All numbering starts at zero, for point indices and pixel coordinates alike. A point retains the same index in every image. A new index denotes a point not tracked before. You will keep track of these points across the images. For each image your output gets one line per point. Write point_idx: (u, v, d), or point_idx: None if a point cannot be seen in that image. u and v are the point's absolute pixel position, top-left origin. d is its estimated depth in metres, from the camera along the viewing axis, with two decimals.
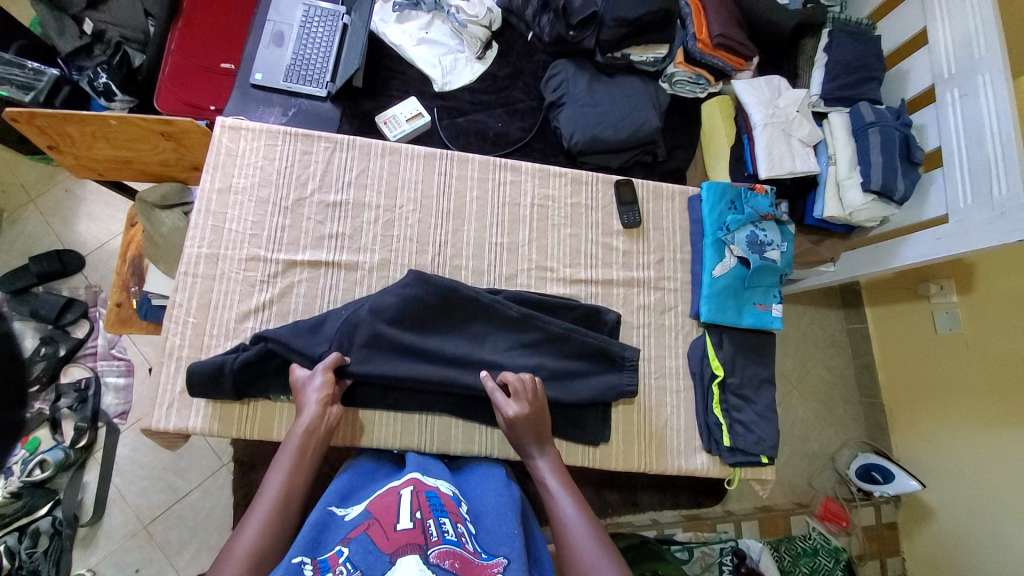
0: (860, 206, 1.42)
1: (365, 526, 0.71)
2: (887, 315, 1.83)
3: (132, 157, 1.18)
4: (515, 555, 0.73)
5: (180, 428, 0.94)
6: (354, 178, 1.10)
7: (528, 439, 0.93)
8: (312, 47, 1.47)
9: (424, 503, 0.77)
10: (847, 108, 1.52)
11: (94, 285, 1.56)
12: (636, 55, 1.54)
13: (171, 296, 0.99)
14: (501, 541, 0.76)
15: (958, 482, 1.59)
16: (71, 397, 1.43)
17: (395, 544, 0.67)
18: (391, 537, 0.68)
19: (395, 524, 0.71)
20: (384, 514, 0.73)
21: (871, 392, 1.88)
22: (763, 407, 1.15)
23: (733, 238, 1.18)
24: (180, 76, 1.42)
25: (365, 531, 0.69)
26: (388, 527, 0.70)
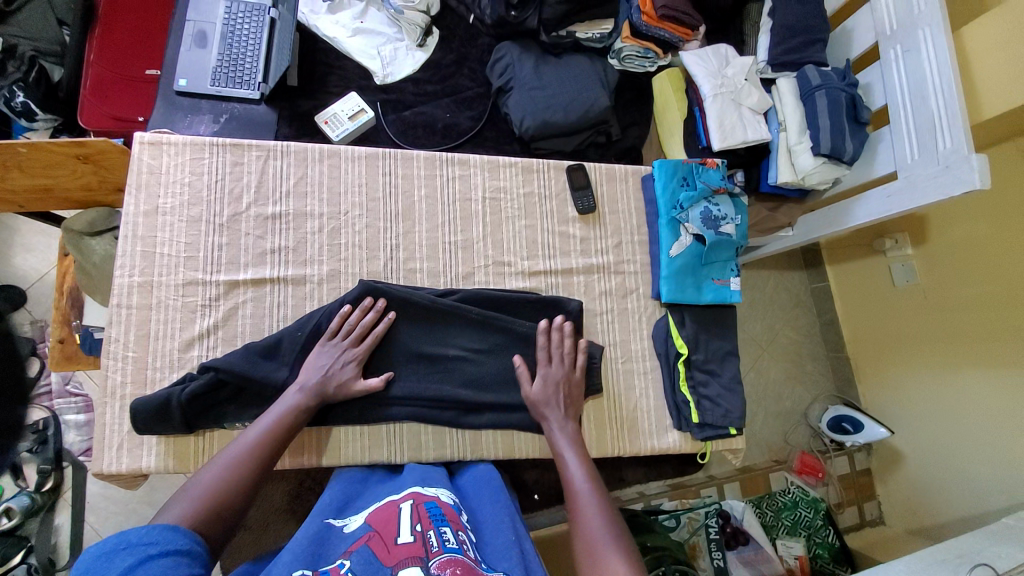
0: (811, 170, 1.44)
1: (365, 539, 0.71)
2: (848, 272, 1.89)
3: (51, 185, 1.09)
4: (513, 571, 0.72)
5: (134, 469, 0.90)
6: (293, 187, 1.05)
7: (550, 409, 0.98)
8: (239, 47, 1.37)
9: (424, 514, 0.76)
10: (793, 73, 1.52)
11: (40, 320, 1.47)
12: (581, 33, 1.51)
13: (106, 330, 0.93)
14: (508, 551, 0.75)
15: (926, 426, 1.66)
16: (31, 439, 1.37)
17: (395, 557, 0.66)
18: (392, 550, 0.68)
19: (396, 537, 0.70)
20: (386, 526, 0.73)
21: (835, 347, 1.94)
22: (729, 379, 1.17)
23: (688, 216, 1.18)
24: (102, 89, 1.33)
25: (366, 543, 0.70)
26: (389, 540, 0.70)
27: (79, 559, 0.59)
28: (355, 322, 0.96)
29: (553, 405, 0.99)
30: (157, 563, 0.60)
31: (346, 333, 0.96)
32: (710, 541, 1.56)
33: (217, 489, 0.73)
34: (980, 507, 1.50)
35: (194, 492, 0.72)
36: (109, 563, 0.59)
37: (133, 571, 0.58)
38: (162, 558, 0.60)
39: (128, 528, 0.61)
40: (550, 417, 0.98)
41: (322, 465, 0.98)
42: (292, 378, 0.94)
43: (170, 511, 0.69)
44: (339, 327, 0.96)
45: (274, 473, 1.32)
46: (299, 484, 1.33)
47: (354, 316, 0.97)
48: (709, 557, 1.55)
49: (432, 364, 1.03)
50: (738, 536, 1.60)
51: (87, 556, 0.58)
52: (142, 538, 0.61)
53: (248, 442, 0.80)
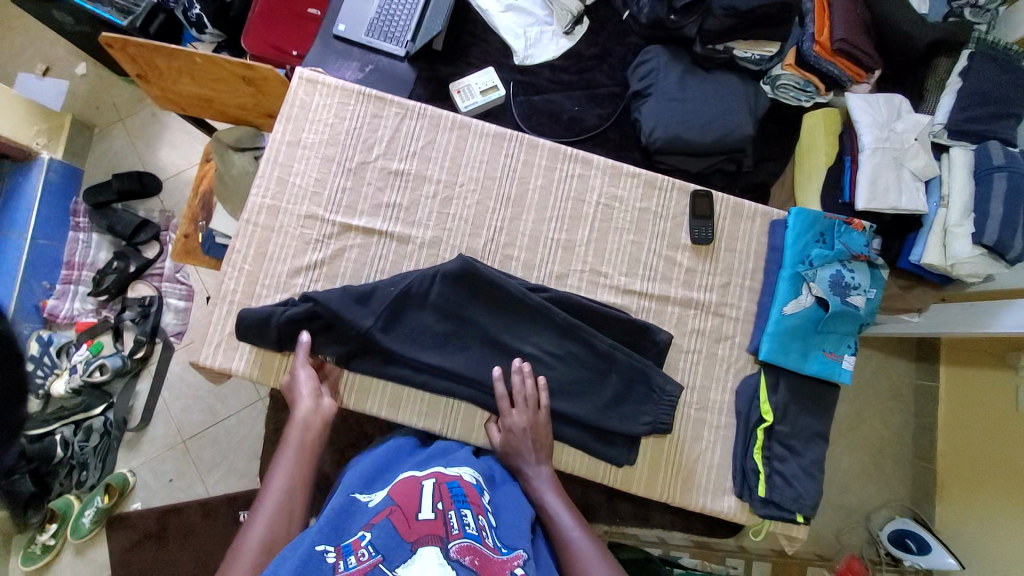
0: (966, 259, 1.25)
1: (387, 512, 0.70)
2: (963, 379, 1.62)
3: (212, 97, 1.20)
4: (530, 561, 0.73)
5: (224, 368, 0.97)
6: (420, 149, 1.07)
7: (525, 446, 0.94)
8: (398, 5, 1.43)
9: (446, 494, 0.76)
10: (972, 144, 1.32)
11: (167, 211, 1.64)
12: (740, 50, 1.40)
13: (232, 241, 1.01)
14: (519, 539, 0.76)
15: (1006, 568, 1.41)
16: (135, 310, 1.52)
17: (416, 533, 0.67)
18: (412, 525, 0.68)
19: (417, 513, 0.70)
20: (407, 501, 0.73)
21: (925, 457, 1.71)
22: (809, 463, 1.05)
23: (815, 275, 1.07)
24: (269, 17, 1.40)
25: (387, 517, 0.69)
26: (410, 515, 0.70)
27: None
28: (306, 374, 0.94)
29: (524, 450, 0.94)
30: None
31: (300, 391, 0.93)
32: None
33: (260, 559, 0.72)
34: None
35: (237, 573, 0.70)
36: None
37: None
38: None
39: None
40: (522, 465, 0.93)
41: (382, 417, 1.00)
42: (376, 327, 0.96)
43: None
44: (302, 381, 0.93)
45: None
46: None
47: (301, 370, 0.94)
48: None
49: (505, 355, 1.01)
50: None
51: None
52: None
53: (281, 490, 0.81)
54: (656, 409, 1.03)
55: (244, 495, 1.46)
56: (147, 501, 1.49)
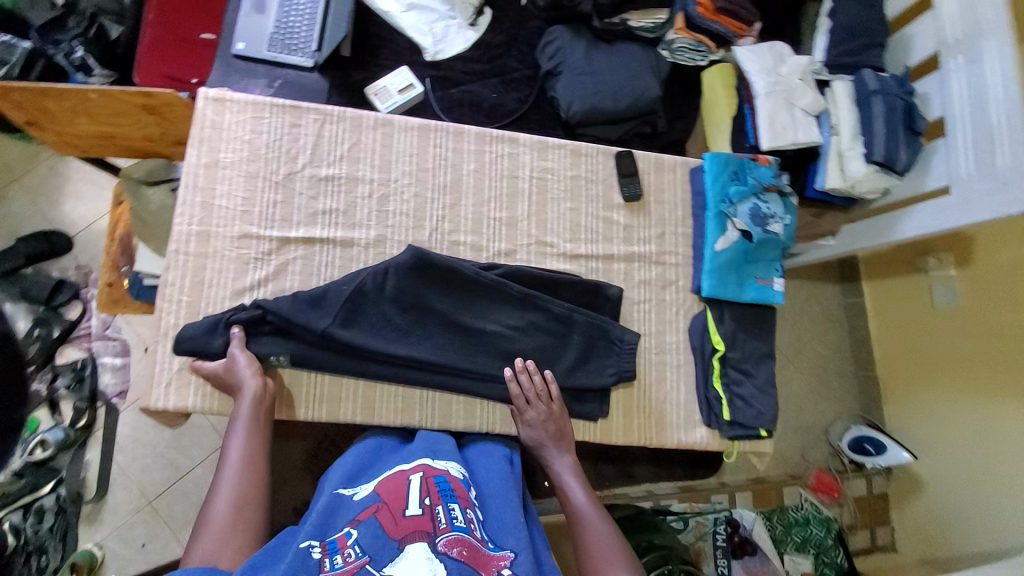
0: (862, 177, 1.40)
1: (374, 510, 0.72)
2: (886, 288, 1.83)
3: (114, 132, 1.13)
4: (521, 552, 0.75)
5: (180, 407, 0.93)
6: (346, 151, 1.06)
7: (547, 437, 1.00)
8: (297, 14, 1.39)
9: (433, 488, 0.77)
10: (850, 76, 1.48)
11: (85, 266, 1.51)
12: (634, 21, 1.49)
13: (163, 275, 0.96)
14: (508, 535, 0.77)
15: (949, 454, 1.62)
16: (68, 376, 1.42)
17: (403, 531, 0.69)
18: (400, 523, 0.70)
19: (404, 510, 0.72)
20: (394, 497, 0.74)
21: (866, 367, 1.88)
22: (763, 381, 1.15)
23: (736, 211, 1.16)
24: (160, 49, 1.37)
25: (374, 514, 0.71)
26: (397, 512, 0.72)
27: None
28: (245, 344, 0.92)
29: (550, 444, 1.00)
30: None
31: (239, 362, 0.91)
32: (717, 548, 1.57)
33: (232, 524, 0.77)
34: (998, 543, 1.49)
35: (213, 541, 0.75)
36: None
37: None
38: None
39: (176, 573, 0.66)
40: (550, 456, 0.99)
41: (357, 422, 0.99)
42: (334, 325, 0.95)
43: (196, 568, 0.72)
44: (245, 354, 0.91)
45: (295, 431, 1.35)
46: (318, 444, 1.35)
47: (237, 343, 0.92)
48: (715, 563, 1.56)
49: (470, 336, 1.03)
50: (745, 545, 1.58)
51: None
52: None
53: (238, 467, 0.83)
54: (620, 359, 1.09)
55: None
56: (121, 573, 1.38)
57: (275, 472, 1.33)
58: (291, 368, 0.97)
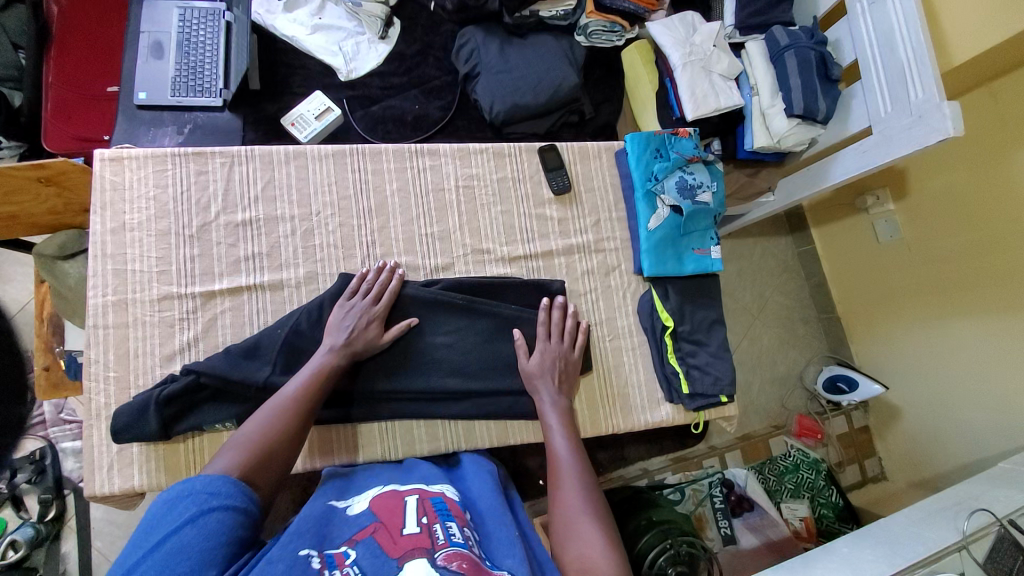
0: (787, 132, 1.43)
1: (371, 529, 0.70)
2: (833, 233, 1.89)
3: (16, 212, 1.07)
4: (519, 567, 0.71)
5: (127, 489, 0.89)
6: (261, 192, 1.03)
7: (544, 380, 1.01)
8: (197, 54, 1.34)
9: (429, 508, 0.76)
10: (762, 35, 1.51)
11: (26, 350, 1.45)
12: (545, 11, 1.48)
13: (85, 353, 0.92)
14: (512, 548, 0.75)
15: (918, 378, 1.68)
16: (28, 470, 1.35)
17: (402, 548, 0.66)
18: (399, 541, 0.67)
19: (401, 528, 0.70)
20: (391, 517, 0.73)
21: (827, 310, 1.95)
22: (717, 348, 1.18)
23: (663, 188, 1.18)
24: (65, 110, 1.31)
25: (371, 534, 0.69)
26: (394, 532, 0.70)
27: (146, 512, 0.64)
28: (376, 282, 0.99)
29: (547, 377, 1.01)
30: (207, 517, 0.63)
31: (366, 292, 0.98)
32: (716, 510, 1.60)
33: (251, 447, 0.76)
34: (979, 453, 1.53)
35: (235, 449, 0.75)
36: (173, 510, 0.64)
37: (187, 523, 0.62)
38: (217, 512, 0.65)
39: (191, 479, 0.67)
40: (542, 390, 1.00)
41: (317, 466, 0.98)
42: (275, 374, 0.92)
43: (215, 464, 0.72)
44: (375, 283, 0.99)
45: None
46: (301, 489, 1.34)
47: (378, 275, 1.00)
48: (717, 526, 1.58)
49: (418, 357, 1.02)
50: (743, 502, 1.63)
51: (152, 510, 0.63)
52: (201, 488, 0.67)
53: (284, 399, 0.84)
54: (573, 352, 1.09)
55: None
56: None
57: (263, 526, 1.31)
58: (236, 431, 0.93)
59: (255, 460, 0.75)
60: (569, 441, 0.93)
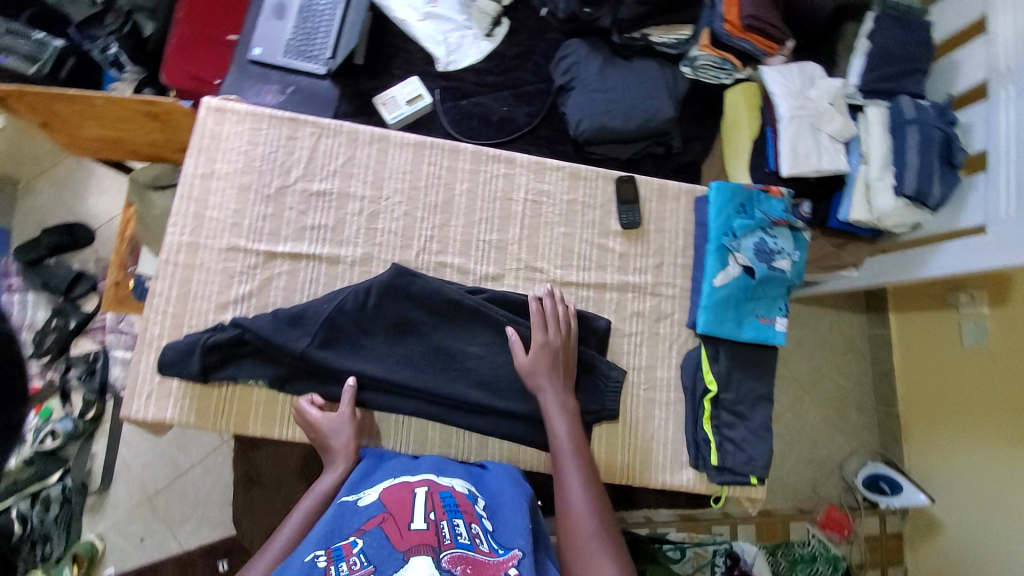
0: (890, 211, 1.31)
1: (379, 520, 0.71)
2: (914, 324, 1.69)
3: (121, 137, 1.17)
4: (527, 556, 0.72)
5: (159, 419, 0.95)
6: (340, 167, 1.06)
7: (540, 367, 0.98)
8: (314, 23, 1.41)
9: (438, 502, 0.76)
10: (886, 102, 1.38)
11: (104, 259, 1.57)
12: (656, 36, 1.44)
13: (152, 284, 0.98)
14: (516, 537, 0.75)
15: (969, 502, 1.50)
16: (81, 368, 1.48)
17: (407, 543, 0.67)
18: (405, 535, 0.68)
19: (409, 522, 0.70)
20: (399, 510, 0.73)
21: (887, 403, 1.75)
22: (758, 426, 1.10)
23: (739, 246, 1.11)
24: (187, 49, 1.40)
25: (379, 525, 0.70)
26: (402, 524, 0.70)
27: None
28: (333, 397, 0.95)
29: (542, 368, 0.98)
30: None
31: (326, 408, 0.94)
32: None
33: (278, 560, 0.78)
34: None
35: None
36: None
37: None
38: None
39: None
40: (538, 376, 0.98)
41: None
42: (312, 346, 0.96)
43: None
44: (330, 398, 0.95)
45: None
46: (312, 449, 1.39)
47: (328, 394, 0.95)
48: None
49: (448, 360, 1.02)
50: None
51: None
52: None
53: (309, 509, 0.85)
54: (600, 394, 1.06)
55: (223, 544, 1.46)
56: (120, 564, 1.44)
57: (272, 477, 1.38)
58: (264, 389, 0.97)
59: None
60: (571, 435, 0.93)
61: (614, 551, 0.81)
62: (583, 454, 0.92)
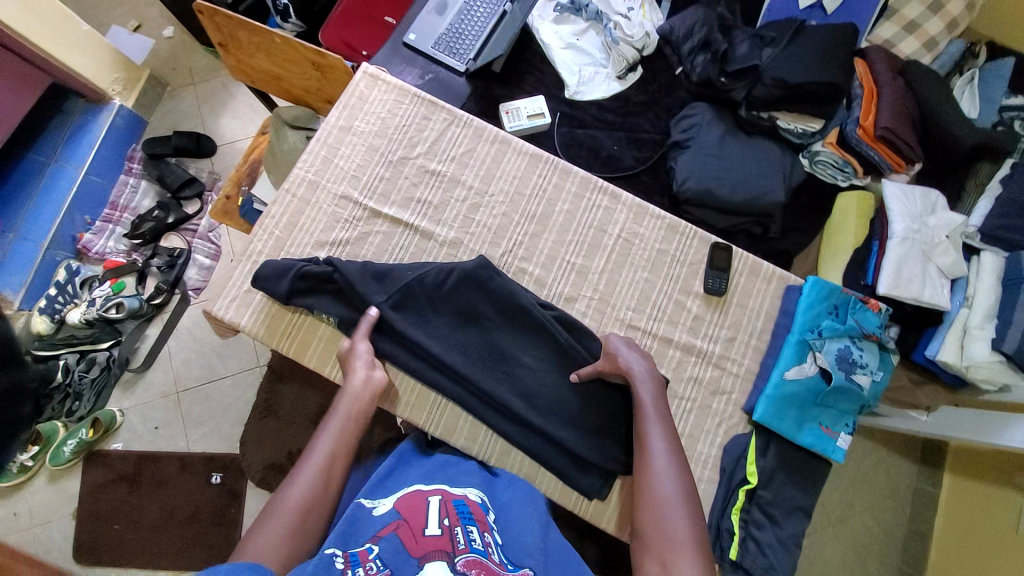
0: (981, 364, 1.21)
1: (394, 526, 0.71)
2: (970, 493, 1.51)
3: (281, 75, 1.30)
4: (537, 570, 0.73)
5: (233, 323, 1.02)
6: (459, 155, 1.13)
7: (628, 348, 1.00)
8: (468, 25, 1.51)
9: (452, 510, 0.76)
10: (1004, 252, 1.28)
11: (215, 173, 1.72)
12: (784, 121, 1.44)
13: (268, 207, 1.07)
14: (526, 555, 0.75)
15: None
16: (164, 259, 1.59)
17: (423, 549, 0.67)
18: (420, 541, 0.68)
19: (423, 528, 0.70)
20: (414, 517, 0.73)
21: (915, 564, 1.58)
22: (788, 536, 1.02)
23: (822, 346, 1.06)
24: (348, 18, 1.54)
25: (394, 531, 0.70)
26: (416, 531, 0.70)
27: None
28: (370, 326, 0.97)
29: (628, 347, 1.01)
30: None
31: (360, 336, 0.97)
32: None
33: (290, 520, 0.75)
34: None
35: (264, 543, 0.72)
36: None
37: None
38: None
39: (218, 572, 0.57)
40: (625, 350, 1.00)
41: None
42: (385, 304, 0.99)
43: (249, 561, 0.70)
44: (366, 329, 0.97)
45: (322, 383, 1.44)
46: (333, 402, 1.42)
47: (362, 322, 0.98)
48: None
49: (498, 362, 1.03)
50: None
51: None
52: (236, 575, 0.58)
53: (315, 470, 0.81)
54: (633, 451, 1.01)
55: (222, 458, 1.51)
56: (128, 444, 1.52)
57: (289, 413, 1.43)
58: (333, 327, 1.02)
59: (288, 545, 0.73)
60: (657, 406, 0.93)
61: (692, 514, 0.82)
62: (666, 414, 0.93)
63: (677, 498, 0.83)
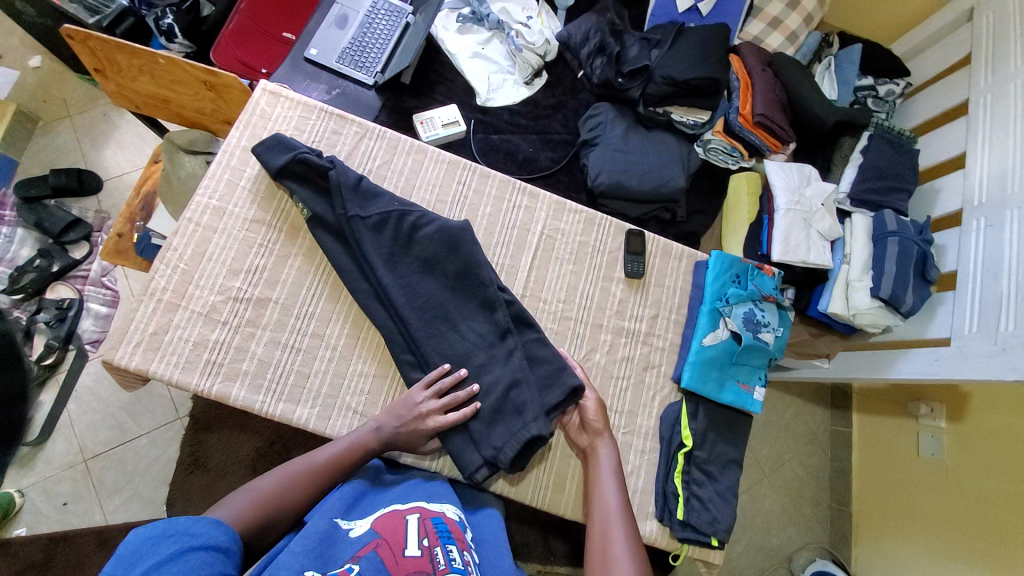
0: (865, 310, 1.40)
1: (374, 545, 0.70)
2: (875, 426, 1.72)
3: (170, 97, 1.22)
4: None
5: (141, 369, 0.94)
6: (375, 167, 1.14)
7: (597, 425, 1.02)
8: (371, 38, 1.51)
9: (431, 529, 0.75)
10: (871, 212, 1.50)
11: (104, 212, 1.56)
12: (677, 115, 1.58)
13: (168, 239, 1.01)
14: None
15: None
16: (52, 312, 1.42)
17: (403, 569, 0.66)
18: (399, 561, 0.67)
19: (404, 549, 0.69)
20: (392, 535, 0.72)
21: (840, 500, 1.77)
22: (724, 488, 1.12)
23: (731, 312, 1.18)
24: (241, 36, 1.46)
25: (374, 549, 0.68)
26: (397, 551, 0.69)
27: (124, 540, 0.62)
28: (447, 386, 0.97)
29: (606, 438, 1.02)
30: (189, 557, 0.63)
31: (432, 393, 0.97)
32: None
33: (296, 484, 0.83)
34: None
35: (246, 498, 0.79)
36: (154, 547, 0.62)
37: (169, 561, 0.61)
38: (198, 551, 0.64)
39: (175, 518, 0.65)
40: (592, 419, 1.03)
41: (311, 428, 0.99)
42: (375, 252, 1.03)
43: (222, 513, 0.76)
44: (432, 381, 0.98)
45: (253, 425, 1.37)
46: (268, 444, 1.36)
47: (431, 373, 0.99)
48: None
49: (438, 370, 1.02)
50: None
51: (131, 540, 0.62)
52: (185, 529, 0.65)
53: (341, 449, 0.89)
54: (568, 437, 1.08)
55: None
56: (33, 526, 1.34)
57: (218, 464, 1.34)
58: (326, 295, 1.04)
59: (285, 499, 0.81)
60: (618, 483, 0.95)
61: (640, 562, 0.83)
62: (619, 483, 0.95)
63: (618, 502, 0.93)
